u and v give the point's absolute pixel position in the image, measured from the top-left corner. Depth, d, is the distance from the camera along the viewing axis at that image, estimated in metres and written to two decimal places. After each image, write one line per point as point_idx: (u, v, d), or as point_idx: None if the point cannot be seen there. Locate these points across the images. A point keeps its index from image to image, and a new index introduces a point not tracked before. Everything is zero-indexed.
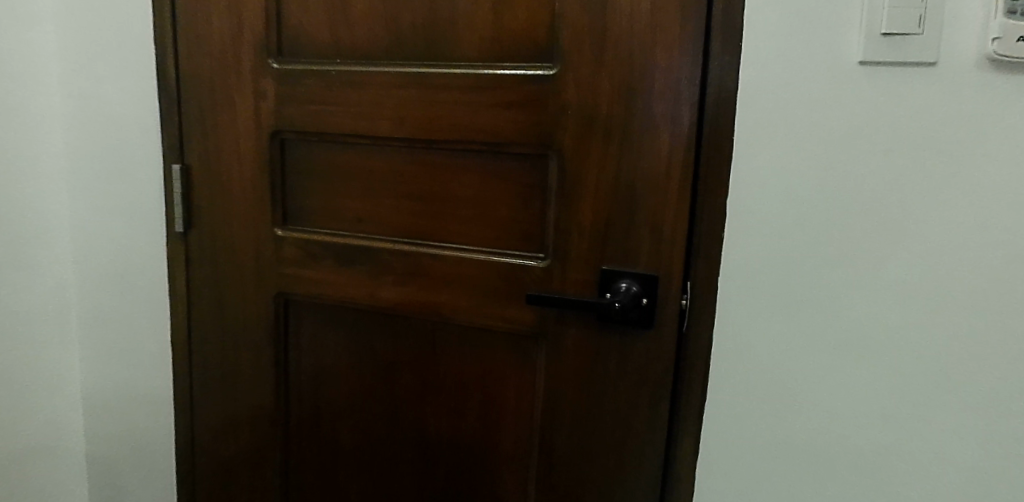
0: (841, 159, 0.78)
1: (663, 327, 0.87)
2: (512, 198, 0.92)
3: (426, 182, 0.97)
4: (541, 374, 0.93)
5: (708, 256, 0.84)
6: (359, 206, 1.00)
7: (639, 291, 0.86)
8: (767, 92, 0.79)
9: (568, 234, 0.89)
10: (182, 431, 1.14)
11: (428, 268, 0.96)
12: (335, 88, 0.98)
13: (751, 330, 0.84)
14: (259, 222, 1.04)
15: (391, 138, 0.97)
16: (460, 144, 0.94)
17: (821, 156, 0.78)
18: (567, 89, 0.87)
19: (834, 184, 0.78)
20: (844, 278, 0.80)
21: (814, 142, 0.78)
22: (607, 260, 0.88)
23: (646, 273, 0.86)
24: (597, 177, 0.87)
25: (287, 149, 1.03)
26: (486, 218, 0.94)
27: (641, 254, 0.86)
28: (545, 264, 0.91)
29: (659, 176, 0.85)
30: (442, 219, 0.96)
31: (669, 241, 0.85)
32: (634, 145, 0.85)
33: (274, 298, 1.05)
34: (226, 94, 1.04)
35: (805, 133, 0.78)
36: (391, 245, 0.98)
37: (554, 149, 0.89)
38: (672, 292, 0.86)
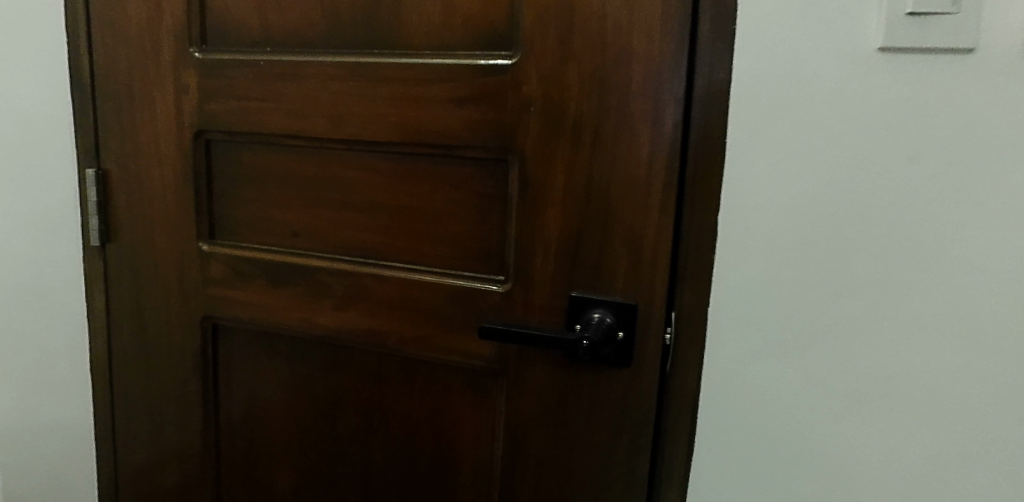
0: (856, 167, 0.64)
1: (643, 365, 0.73)
2: (467, 210, 0.79)
3: (370, 191, 0.83)
4: (502, 417, 0.79)
5: (696, 282, 0.70)
6: (295, 217, 0.87)
7: (614, 324, 0.72)
8: (765, 86, 0.65)
9: (531, 254, 0.75)
10: (104, 470, 1.01)
11: (372, 291, 0.83)
12: (264, 81, 0.85)
13: (746, 372, 0.70)
14: (183, 234, 0.91)
15: (329, 139, 0.83)
16: (406, 146, 0.80)
17: (831, 164, 0.64)
18: (529, 81, 0.73)
19: (846, 197, 0.64)
20: (858, 312, 0.66)
21: (822, 146, 0.64)
22: (577, 285, 0.74)
23: (623, 302, 0.72)
24: (564, 187, 0.73)
25: (214, 151, 0.90)
26: (438, 233, 0.80)
27: (616, 279, 0.72)
28: (504, 288, 0.77)
29: (638, 186, 0.71)
30: (388, 234, 0.83)
31: (650, 263, 0.71)
32: (607, 147, 0.71)
33: (201, 322, 0.91)
34: (145, 89, 0.91)
35: (811, 136, 0.64)
36: (331, 263, 0.85)
37: (515, 153, 0.75)
38: (654, 324, 0.72)
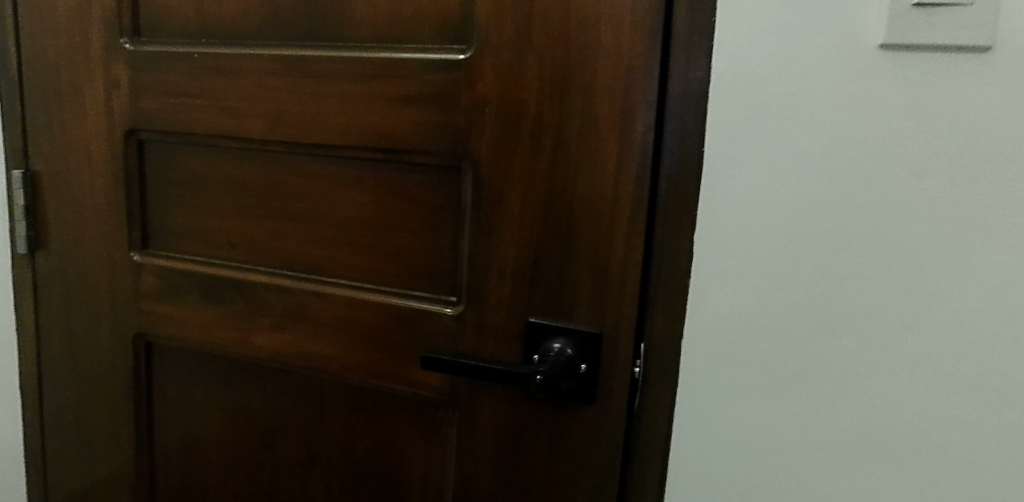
0: (851, 183, 0.55)
1: (608, 402, 0.65)
2: (415, 223, 0.70)
3: (312, 199, 0.75)
4: (452, 454, 0.71)
5: (669, 310, 0.61)
6: (232, 227, 0.79)
7: (576, 355, 0.64)
8: (748, 88, 0.56)
9: (485, 274, 0.67)
10: (34, 498, 0.93)
11: (313, 310, 0.75)
12: (199, 76, 0.77)
13: (722, 415, 0.61)
14: (114, 243, 0.83)
15: (268, 140, 0.75)
16: (350, 151, 0.72)
17: (821, 179, 0.55)
18: (483, 78, 0.64)
19: (838, 220, 0.56)
20: (851, 352, 0.57)
21: (811, 158, 0.56)
22: (535, 310, 0.65)
23: (585, 332, 0.64)
24: (522, 200, 0.65)
25: (147, 152, 0.82)
26: (384, 248, 0.72)
27: (579, 304, 0.64)
28: (455, 312, 0.69)
29: (603, 200, 0.62)
30: (331, 248, 0.74)
31: (617, 288, 0.63)
32: (570, 156, 0.63)
33: (134, 340, 0.84)
34: (75, 83, 0.83)
35: (801, 146, 0.56)
36: (271, 278, 0.77)
37: (467, 160, 0.66)
38: (621, 356, 0.64)
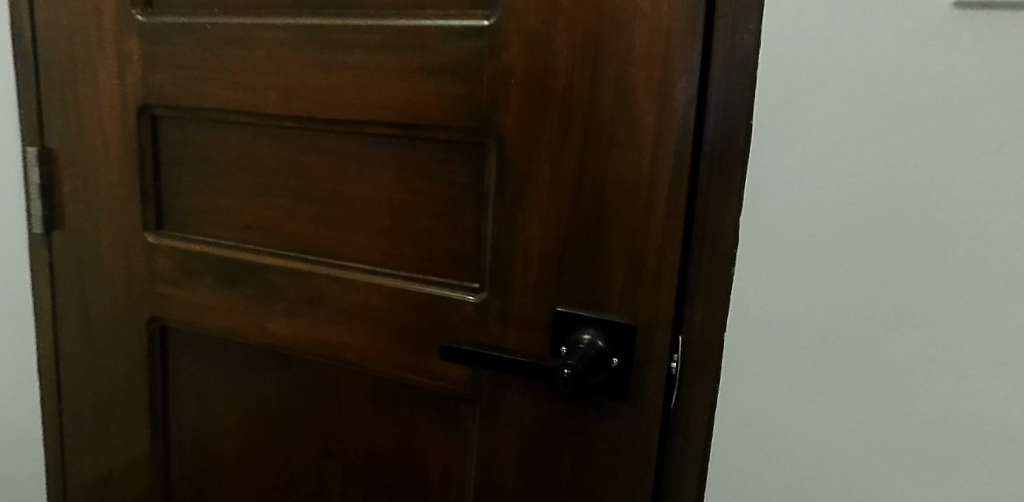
0: (915, 156, 0.49)
1: (642, 400, 0.60)
2: (434, 203, 0.66)
3: (326, 178, 0.71)
4: (474, 451, 0.67)
5: (710, 299, 0.56)
6: (247, 209, 0.75)
7: (607, 348, 0.59)
8: (803, 54, 0.50)
9: (510, 259, 0.62)
10: (53, 483, 0.92)
11: (328, 296, 0.71)
12: (212, 49, 0.73)
13: (765, 417, 0.55)
14: (128, 224, 0.80)
15: (281, 116, 0.71)
16: (367, 127, 0.67)
17: (882, 154, 0.49)
18: (508, 47, 0.59)
19: (898, 199, 0.49)
20: (910, 350, 0.51)
21: (869, 131, 0.49)
22: (563, 298, 0.60)
23: (617, 323, 0.59)
24: (548, 178, 0.59)
25: (161, 130, 0.79)
26: (402, 232, 0.68)
27: (611, 292, 0.59)
28: (476, 300, 0.64)
29: (638, 180, 0.57)
30: (347, 230, 0.70)
31: (653, 275, 0.57)
32: (602, 131, 0.57)
33: (148, 324, 0.82)
34: (87, 57, 0.80)
35: (860, 118, 0.49)
36: (284, 261, 0.73)
37: (491, 136, 0.61)
38: (656, 350, 0.58)
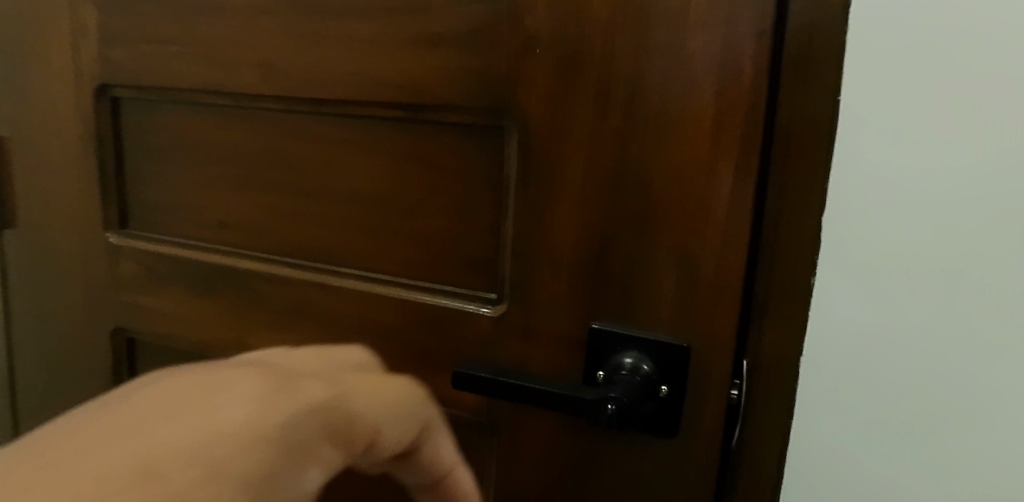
0: (986, 143, 0.40)
1: (694, 437, 0.49)
2: (441, 200, 0.55)
3: (312, 171, 0.60)
4: (489, 489, 0.57)
5: (782, 315, 0.46)
6: (223, 205, 0.65)
7: (655, 374, 0.49)
8: (885, 22, 0.41)
9: (536, 266, 0.52)
10: None
11: (319, 306, 0.61)
12: (178, 18, 0.62)
13: (842, 453, 0.47)
14: (90, 222, 0.70)
15: (261, 96, 0.60)
16: (362, 108, 0.57)
17: (946, 144, 0.41)
18: (532, 7, 0.48)
19: (962, 195, 0.41)
20: (974, 374, 0.42)
21: (933, 114, 0.41)
22: (601, 312, 0.50)
23: (667, 344, 0.48)
24: (580, 170, 0.49)
25: (122, 113, 0.68)
26: (405, 232, 0.57)
27: (660, 307, 0.48)
28: (494, 314, 0.54)
29: (696, 171, 0.46)
30: (341, 230, 0.60)
31: (711, 287, 0.47)
32: (651, 111, 0.46)
33: (113, 335, 0.72)
34: (35, 28, 0.68)
35: (922, 101, 0.41)
36: (267, 267, 0.63)
37: (512, 118, 0.51)
38: (715, 377, 0.48)
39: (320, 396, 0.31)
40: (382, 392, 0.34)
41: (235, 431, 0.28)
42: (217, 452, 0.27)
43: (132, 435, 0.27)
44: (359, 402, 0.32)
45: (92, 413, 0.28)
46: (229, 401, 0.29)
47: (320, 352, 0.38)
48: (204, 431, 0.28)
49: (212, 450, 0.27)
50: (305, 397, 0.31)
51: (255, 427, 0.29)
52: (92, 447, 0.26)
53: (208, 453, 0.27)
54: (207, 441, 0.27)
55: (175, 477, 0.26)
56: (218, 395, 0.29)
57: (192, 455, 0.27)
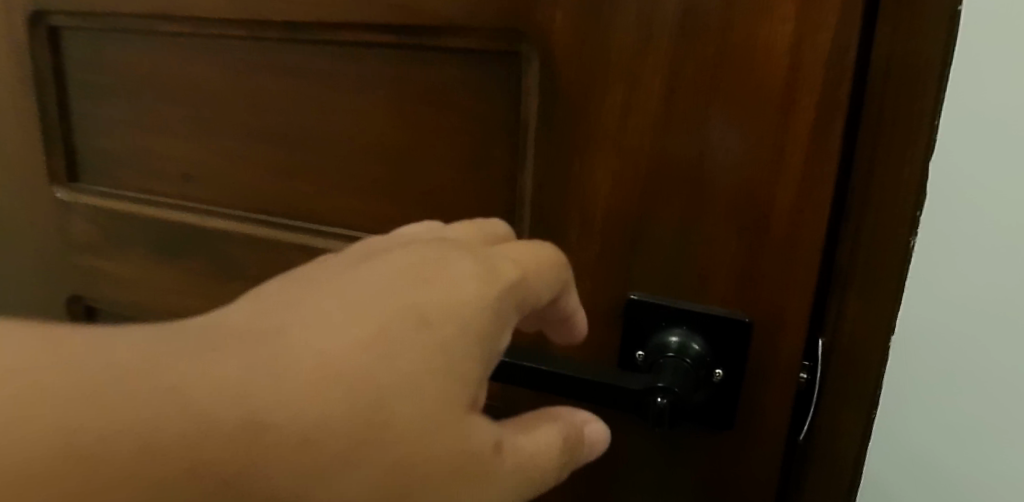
0: None
1: (752, 428, 0.41)
2: (443, 147, 0.45)
3: (287, 112, 0.50)
4: None
5: (868, 287, 0.37)
6: (186, 154, 0.55)
7: (708, 355, 0.40)
8: None
9: (559, 225, 0.43)
10: None
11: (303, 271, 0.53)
12: None
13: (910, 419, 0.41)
14: (37, 175, 0.61)
15: (224, 21, 0.50)
16: (345, 33, 0.46)
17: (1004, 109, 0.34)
18: None
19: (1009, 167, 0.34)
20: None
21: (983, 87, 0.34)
22: (640, 281, 0.41)
23: (724, 319, 0.40)
24: (618, 109, 0.39)
25: (60, 45, 0.57)
26: (402, 184, 0.48)
27: (715, 277, 0.39)
28: None
29: (765, 107, 0.36)
30: (325, 181, 0.51)
31: (782, 252, 0.38)
32: (707, 29, 0.36)
33: (72, 302, 0.64)
34: None
35: None
36: (241, 226, 0.54)
37: (530, 42, 0.41)
38: (781, 359, 0.39)
39: (512, 275, 0.29)
40: (546, 261, 0.31)
41: (480, 306, 0.27)
42: (479, 327, 0.26)
43: (414, 316, 0.25)
44: (538, 278, 0.30)
45: (328, 291, 0.25)
46: (454, 275, 0.27)
47: (467, 220, 0.34)
48: (454, 309, 0.26)
49: (470, 326, 0.26)
50: (509, 276, 0.29)
51: (494, 302, 0.27)
52: (376, 336, 0.24)
53: (471, 329, 0.26)
54: (465, 317, 0.26)
55: (431, 370, 0.25)
56: (442, 272, 0.27)
57: (453, 337, 0.26)
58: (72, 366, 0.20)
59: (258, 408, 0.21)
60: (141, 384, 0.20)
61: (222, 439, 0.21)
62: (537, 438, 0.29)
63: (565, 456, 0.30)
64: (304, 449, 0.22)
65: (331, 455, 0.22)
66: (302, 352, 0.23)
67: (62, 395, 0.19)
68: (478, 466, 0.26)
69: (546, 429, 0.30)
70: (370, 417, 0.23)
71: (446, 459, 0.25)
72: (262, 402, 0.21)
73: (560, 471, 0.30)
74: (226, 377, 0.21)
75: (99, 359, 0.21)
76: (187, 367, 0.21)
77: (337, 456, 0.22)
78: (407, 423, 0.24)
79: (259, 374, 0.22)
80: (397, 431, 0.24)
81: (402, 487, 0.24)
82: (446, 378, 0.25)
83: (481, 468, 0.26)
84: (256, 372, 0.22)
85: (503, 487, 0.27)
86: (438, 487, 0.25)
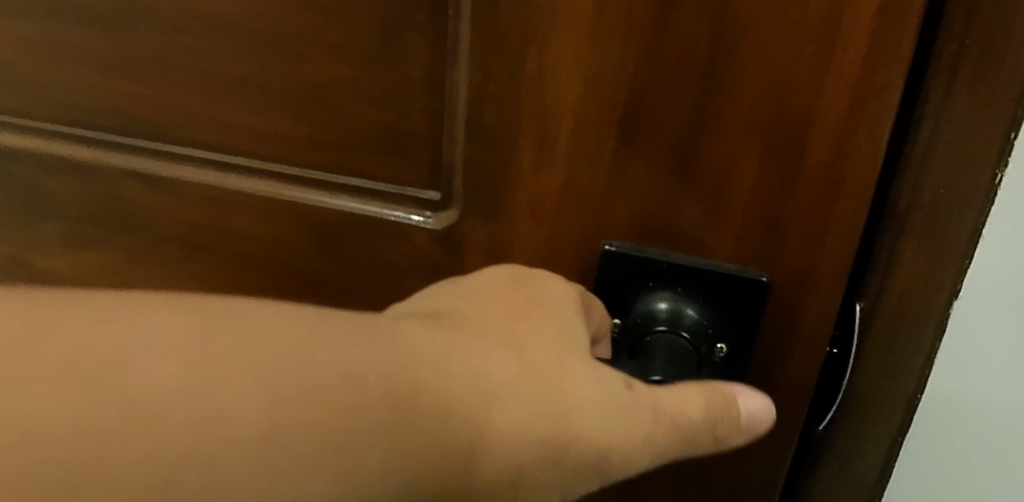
0: None
1: None
2: (326, 35, 0.30)
3: None
4: None
5: (934, 236, 0.27)
6: None
7: (709, 325, 0.30)
8: None
9: (504, 148, 0.30)
10: None
11: (149, 212, 0.38)
12: None
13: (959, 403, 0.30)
14: None
15: None
16: None
17: None
18: None
19: None
20: None
21: None
22: (619, 226, 0.30)
23: (737, 280, 0.29)
24: None
25: None
26: (263, 86, 0.33)
27: (726, 226, 0.29)
28: (434, 218, 0.33)
29: None
30: (153, 82, 0.35)
31: (818, 193, 0.27)
32: None
33: None
34: None
35: None
36: (55, 145, 0.38)
37: None
38: (802, 329, 0.30)
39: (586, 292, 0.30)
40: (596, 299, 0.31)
41: (575, 298, 0.29)
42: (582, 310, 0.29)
43: (524, 301, 0.28)
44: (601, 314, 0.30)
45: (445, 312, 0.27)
46: (544, 282, 0.29)
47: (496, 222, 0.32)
48: (559, 299, 0.29)
49: (573, 307, 0.29)
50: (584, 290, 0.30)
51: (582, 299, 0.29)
52: (508, 315, 0.27)
53: (574, 310, 0.29)
54: (567, 300, 0.29)
55: (556, 341, 0.27)
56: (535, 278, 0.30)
57: (565, 311, 0.28)
58: (219, 319, 0.21)
59: (439, 361, 0.24)
60: (291, 351, 0.21)
61: (413, 393, 0.23)
62: (683, 391, 0.28)
63: (720, 405, 0.28)
64: (475, 396, 0.24)
65: (487, 404, 0.24)
66: (454, 328, 0.26)
67: (199, 379, 0.19)
68: (616, 408, 0.26)
69: (682, 388, 0.28)
70: (514, 370, 0.25)
71: (593, 408, 0.26)
72: (439, 360, 0.24)
73: (717, 419, 0.28)
74: (415, 344, 0.24)
75: (301, 335, 0.22)
76: (369, 342, 0.23)
77: (495, 400, 0.25)
78: (539, 377, 0.26)
79: (424, 360, 0.24)
80: (570, 402, 0.25)
81: (580, 457, 0.26)
82: (568, 348, 0.27)
83: (622, 419, 0.26)
84: (421, 359, 0.24)
85: (661, 440, 0.27)
86: (591, 437, 0.26)
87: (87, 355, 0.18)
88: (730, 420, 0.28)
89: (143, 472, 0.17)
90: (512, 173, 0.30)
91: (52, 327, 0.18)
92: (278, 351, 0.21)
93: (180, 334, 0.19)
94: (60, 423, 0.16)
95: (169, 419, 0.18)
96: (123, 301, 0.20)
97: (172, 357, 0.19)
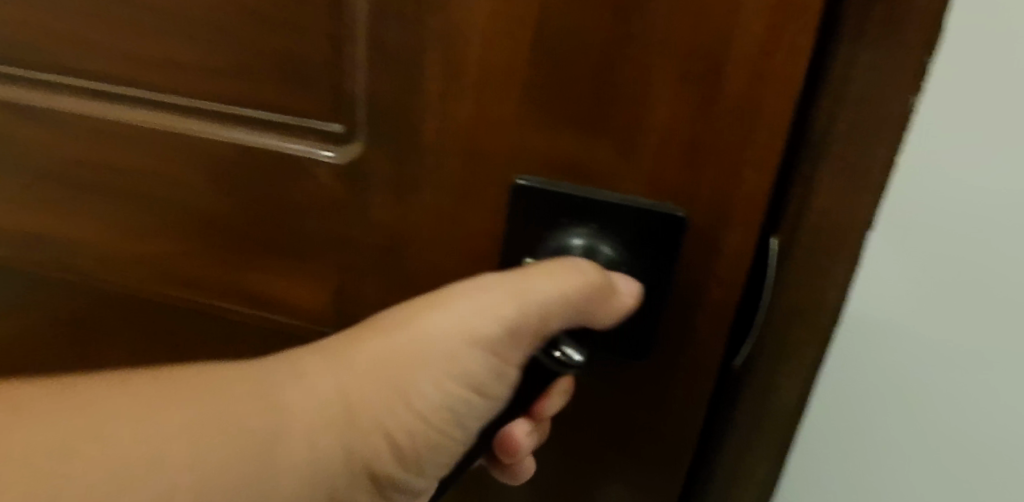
0: None
1: (681, 355, 0.31)
2: None
3: None
4: None
5: (849, 166, 0.27)
6: None
7: (623, 263, 0.29)
8: None
9: (410, 73, 0.28)
10: None
11: (32, 150, 0.35)
12: None
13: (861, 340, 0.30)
14: None
15: None
16: None
17: None
18: None
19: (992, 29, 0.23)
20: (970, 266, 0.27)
21: None
22: (533, 158, 0.28)
23: (652, 215, 0.28)
24: None
25: None
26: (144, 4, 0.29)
27: (644, 156, 0.27)
28: (336, 153, 0.31)
29: None
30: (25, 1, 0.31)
31: (737, 122, 0.26)
32: None
33: None
34: None
35: None
36: None
37: None
38: (722, 267, 0.29)
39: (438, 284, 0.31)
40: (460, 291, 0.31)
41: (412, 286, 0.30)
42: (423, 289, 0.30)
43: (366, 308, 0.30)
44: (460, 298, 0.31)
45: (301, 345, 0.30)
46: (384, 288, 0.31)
47: (405, 156, 0.29)
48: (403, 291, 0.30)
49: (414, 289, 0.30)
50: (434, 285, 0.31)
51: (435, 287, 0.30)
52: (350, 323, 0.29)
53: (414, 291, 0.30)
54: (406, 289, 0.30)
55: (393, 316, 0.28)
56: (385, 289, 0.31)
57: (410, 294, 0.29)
58: (152, 379, 0.26)
59: (283, 387, 0.27)
60: (206, 395, 0.26)
61: (275, 408, 0.26)
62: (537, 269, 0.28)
63: (577, 268, 0.27)
64: (321, 409, 0.27)
65: (334, 408, 0.27)
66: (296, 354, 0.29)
67: (150, 425, 0.24)
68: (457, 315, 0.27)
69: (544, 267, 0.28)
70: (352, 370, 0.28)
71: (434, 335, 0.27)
72: (281, 387, 0.27)
73: (581, 271, 0.27)
74: (256, 377, 0.27)
75: (216, 375, 0.26)
76: (230, 380, 0.26)
77: (341, 400, 0.27)
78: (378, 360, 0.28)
79: (267, 388, 0.27)
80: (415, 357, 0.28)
81: (456, 365, 0.28)
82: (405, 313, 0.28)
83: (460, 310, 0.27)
84: (264, 387, 0.27)
85: (512, 293, 0.27)
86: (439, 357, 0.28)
87: (36, 394, 0.24)
88: (595, 272, 0.27)
89: (75, 450, 0.22)
90: (419, 102, 0.28)
91: (21, 405, 0.23)
92: (185, 377, 0.26)
93: (114, 393, 0.24)
94: (22, 430, 0.22)
95: (99, 427, 0.23)
96: (83, 385, 0.25)
97: (103, 389, 0.24)
